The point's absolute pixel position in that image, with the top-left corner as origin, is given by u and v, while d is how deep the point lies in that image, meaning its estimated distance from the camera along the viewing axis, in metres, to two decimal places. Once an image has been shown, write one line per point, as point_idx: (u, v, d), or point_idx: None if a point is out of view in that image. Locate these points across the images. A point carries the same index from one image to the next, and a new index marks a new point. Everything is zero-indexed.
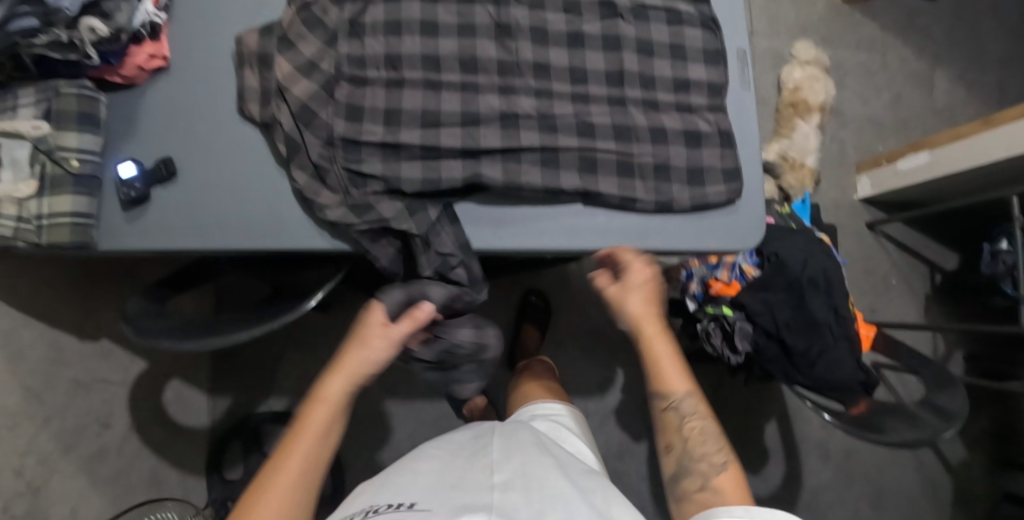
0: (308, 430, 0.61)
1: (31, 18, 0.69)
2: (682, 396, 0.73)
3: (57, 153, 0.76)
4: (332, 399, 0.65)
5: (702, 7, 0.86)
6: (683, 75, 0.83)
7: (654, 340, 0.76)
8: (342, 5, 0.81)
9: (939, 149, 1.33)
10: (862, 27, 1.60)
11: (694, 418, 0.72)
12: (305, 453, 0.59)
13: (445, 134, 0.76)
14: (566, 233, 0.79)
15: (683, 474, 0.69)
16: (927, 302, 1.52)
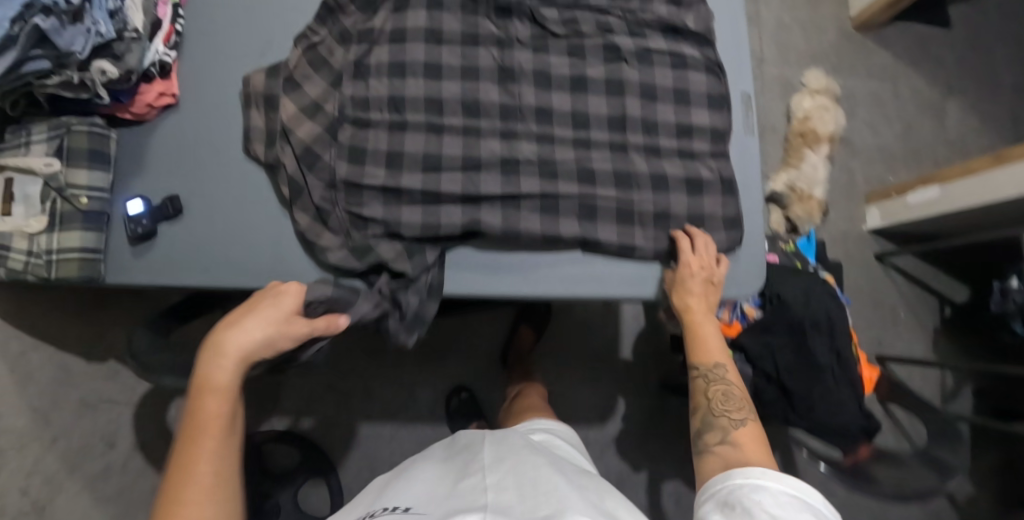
0: (209, 426, 0.58)
1: (43, 60, 0.70)
2: (715, 368, 0.76)
3: (68, 190, 0.78)
4: (226, 386, 0.61)
5: (706, 52, 0.86)
6: (686, 120, 0.83)
7: (702, 314, 0.77)
8: (348, 46, 0.82)
9: (949, 184, 1.31)
10: (874, 56, 1.58)
11: (722, 384, 0.74)
12: (213, 449, 0.57)
13: (446, 180, 0.76)
14: (563, 281, 0.79)
15: (704, 430, 0.72)
16: (936, 336, 1.50)
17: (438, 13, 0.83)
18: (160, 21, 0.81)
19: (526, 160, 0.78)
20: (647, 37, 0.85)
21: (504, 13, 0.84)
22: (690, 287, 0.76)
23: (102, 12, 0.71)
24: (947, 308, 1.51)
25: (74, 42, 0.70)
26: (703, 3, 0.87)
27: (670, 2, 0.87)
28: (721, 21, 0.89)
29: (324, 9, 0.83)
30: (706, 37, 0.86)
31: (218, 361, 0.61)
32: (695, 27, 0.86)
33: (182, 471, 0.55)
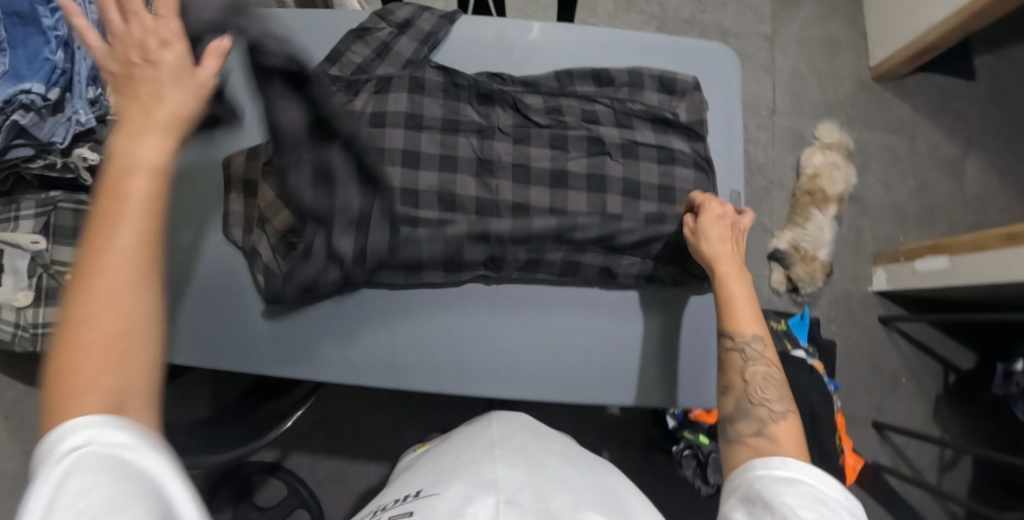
0: (118, 221, 0.41)
1: (26, 148, 0.73)
2: (750, 338, 0.63)
3: (53, 267, 0.81)
4: (146, 170, 0.43)
5: (697, 146, 0.82)
6: (670, 220, 0.80)
7: (734, 274, 0.68)
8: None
9: (959, 256, 1.26)
10: (892, 109, 1.52)
11: (761, 362, 0.62)
12: (124, 257, 0.40)
13: (428, 272, 0.78)
14: (533, 358, 0.80)
15: (737, 414, 0.59)
16: (939, 406, 1.43)
17: (420, 97, 0.80)
18: None
19: (512, 257, 0.79)
20: (635, 128, 0.81)
21: (486, 99, 0.81)
22: (712, 248, 0.71)
23: (80, 100, 0.73)
24: (953, 375, 1.44)
25: (55, 132, 0.72)
26: (697, 91, 0.83)
27: (663, 89, 0.83)
28: (713, 110, 0.86)
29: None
30: (698, 131, 0.82)
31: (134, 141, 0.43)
32: (686, 119, 0.83)
33: (87, 282, 0.39)
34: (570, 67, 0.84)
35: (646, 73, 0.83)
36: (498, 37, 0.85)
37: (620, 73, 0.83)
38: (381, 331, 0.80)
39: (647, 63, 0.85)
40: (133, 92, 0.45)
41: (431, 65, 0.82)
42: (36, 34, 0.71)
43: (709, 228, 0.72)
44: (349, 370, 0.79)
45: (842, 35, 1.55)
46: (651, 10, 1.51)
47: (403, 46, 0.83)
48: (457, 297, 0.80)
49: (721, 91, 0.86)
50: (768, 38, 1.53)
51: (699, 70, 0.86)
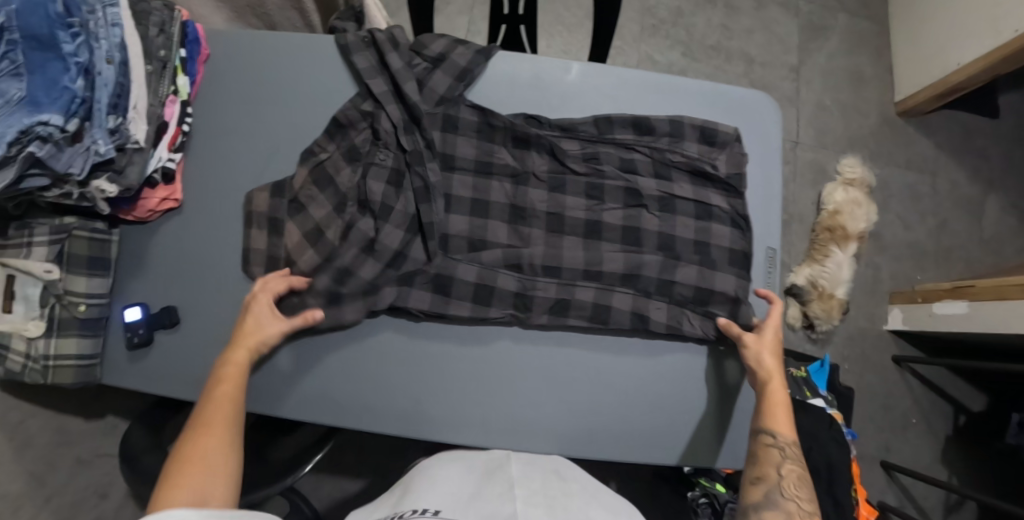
0: (221, 400, 0.63)
1: (42, 178, 0.70)
2: (787, 441, 0.66)
3: (66, 297, 0.77)
4: (240, 361, 0.67)
5: (734, 203, 0.80)
6: (708, 285, 0.78)
7: (778, 383, 0.71)
8: (355, 164, 0.78)
9: (978, 303, 1.24)
10: (915, 146, 1.50)
11: (796, 463, 0.65)
12: (223, 418, 0.61)
13: (454, 302, 0.76)
14: (552, 405, 0.78)
15: (766, 504, 0.61)
16: (947, 447, 1.43)
17: (453, 137, 0.78)
18: (166, 122, 0.79)
19: (542, 296, 0.77)
20: (674, 181, 0.79)
21: (522, 143, 0.78)
22: (766, 360, 0.72)
23: (100, 131, 0.70)
24: (962, 417, 1.43)
25: (73, 163, 0.70)
26: (738, 142, 0.81)
27: (703, 140, 0.80)
28: (752, 162, 0.84)
29: (334, 125, 0.77)
30: (736, 186, 0.80)
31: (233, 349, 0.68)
32: (725, 172, 0.80)
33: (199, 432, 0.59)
34: (609, 112, 0.80)
35: (688, 122, 0.80)
36: (536, 77, 0.80)
37: (660, 122, 0.80)
38: (400, 377, 0.77)
39: (687, 111, 0.82)
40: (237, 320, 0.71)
41: (467, 103, 0.78)
42: (54, 59, 0.66)
43: (766, 333, 0.74)
44: (365, 411, 0.76)
45: (869, 69, 1.53)
46: (677, 35, 1.50)
47: (437, 80, 0.78)
48: (487, 330, 0.78)
49: (760, 141, 0.84)
50: (795, 69, 1.51)
51: (740, 119, 0.84)
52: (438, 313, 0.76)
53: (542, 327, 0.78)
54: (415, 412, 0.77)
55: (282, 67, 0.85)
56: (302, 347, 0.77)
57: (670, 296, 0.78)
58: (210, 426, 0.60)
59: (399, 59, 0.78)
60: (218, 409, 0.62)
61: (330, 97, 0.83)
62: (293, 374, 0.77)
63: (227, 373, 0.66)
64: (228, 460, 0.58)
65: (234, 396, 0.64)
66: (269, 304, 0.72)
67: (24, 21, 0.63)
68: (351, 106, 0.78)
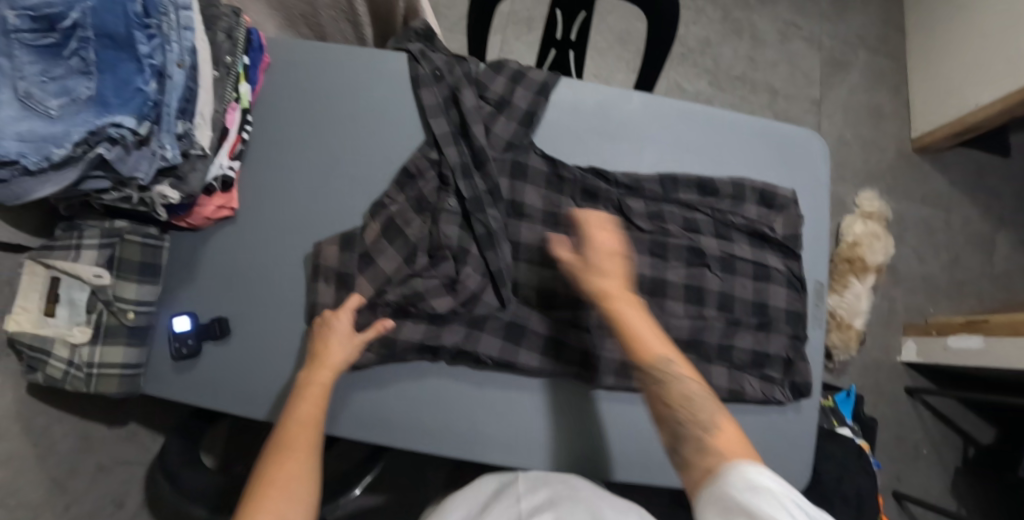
0: (304, 426, 0.61)
1: (104, 180, 0.70)
2: (665, 363, 0.62)
3: (115, 304, 0.75)
4: (323, 386, 0.66)
5: (790, 264, 0.83)
6: (763, 349, 0.81)
7: (620, 303, 0.66)
8: (424, 215, 0.77)
9: (993, 337, 1.25)
10: (930, 182, 1.55)
11: (682, 380, 0.61)
12: (307, 445, 0.59)
13: (524, 352, 0.75)
14: (611, 430, 0.75)
15: (677, 443, 0.58)
16: (956, 478, 1.45)
17: (524, 165, 0.77)
18: (227, 129, 0.78)
19: (608, 356, 0.75)
20: (733, 241, 0.81)
21: (591, 196, 0.78)
22: (594, 281, 0.68)
23: (168, 135, 0.69)
24: (971, 448, 1.46)
25: (138, 167, 0.69)
26: (795, 205, 0.83)
27: (762, 203, 0.83)
28: (807, 223, 0.85)
29: (403, 175, 0.76)
30: (794, 249, 0.82)
31: (319, 370, 0.67)
32: (781, 234, 0.82)
33: (282, 459, 0.57)
34: (673, 170, 0.81)
35: (749, 185, 0.82)
36: (605, 118, 0.81)
37: (723, 184, 0.81)
38: (454, 399, 0.74)
39: (747, 171, 0.84)
40: (313, 345, 0.71)
41: (537, 152, 0.78)
42: (128, 60, 0.65)
43: (592, 252, 0.70)
44: (422, 441, 0.74)
45: (886, 105, 1.58)
46: (705, 65, 1.53)
47: (502, 126, 0.78)
48: (547, 380, 0.76)
49: (814, 203, 0.86)
50: (816, 102, 1.55)
51: (796, 181, 0.85)
52: (506, 362, 0.74)
53: (608, 390, 0.75)
54: (471, 435, 0.74)
55: (343, 85, 0.83)
56: (353, 380, 0.75)
57: (729, 361, 0.80)
58: (292, 452, 0.58)
59: (472, 96, 0.78)
60: (300, 435, 0.60)
61: (388, 114, 0.81)
62: (353, 406, 0.74)
63: (309, 394, 0.65)
64: (307, 486, 0.56)
65: (316, 421, 0.62)
66: (350, 322, 0.71)
67: (100, 19, 0.62)
68: (419, 155, 0.77)
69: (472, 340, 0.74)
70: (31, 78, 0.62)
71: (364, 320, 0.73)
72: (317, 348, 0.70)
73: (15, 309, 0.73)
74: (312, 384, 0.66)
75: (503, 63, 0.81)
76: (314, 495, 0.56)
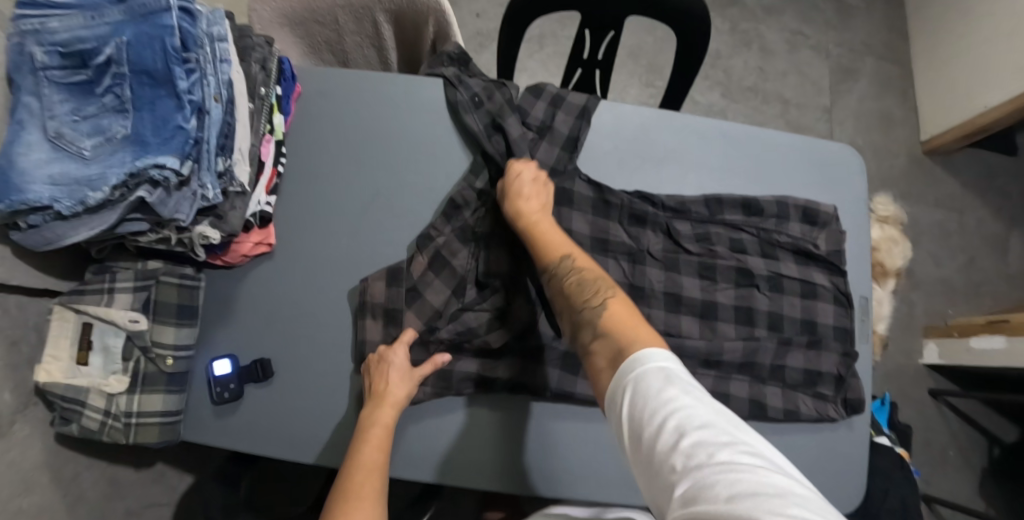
0: (369, 471, 0.58)
1: (141, 223, 0.67)
2: (563, 262, 0.65)
3: (154, 349, 0.73)
4: (385, 426, 0.63)
5: (837, 281, 0.82)
6: (815, 367, 0.80)
7: (529, 214, 0.69)
8: (470, 245, 0.75)
9: (1016, 337, 1.26)
10: (941, 185, 1.56)
11: (580, 274, 0.64)
12: (373, 491, 0.57)
13: (581, 382, 0.72)
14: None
15: (580, 333, 0.60)
16: (983, 478, 1.46)
17: (569, 191, 0.76)
18: (263, 163, 0.76)
19: None
20: (779, 260, 0.81)
21: (638, 220, 0.77)
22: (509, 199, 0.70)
23: (209, 173, 0.67)
24: (996, 448, 1.46)
25: (180, 209, 0.66)
26: (837, 221, 0.83)
27: (805, 220, 0.82)
28: (848, 238, 0.85)
29: (449, 206, 0.75)
30: (839, 265, 0.82)
31: (381, 408, 0.65)
32: (826, 250, 0.82)
33: (348, 506, 0.54)
34: (717, 191, 0.81)
35: (792, 203, 0.82)
36: (648, 141, 0.80)
37: (768, 203, 0.81)
38: (512, 433, 0.72)
39: (788, 189, 0.83)
40: (370, 380, 0.68)
41: (583, 177, 0.77)
42: (166, 96, 0.63)
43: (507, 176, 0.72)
44: (482, 479, 0.71)
45: (895, 110, 1.59)
46: (716, 76, 1.54)
47: (545, 152, 0.77)
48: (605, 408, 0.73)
49: (853, 217, 0.86)
50: (827, 110, 1.57)
51: (836, 197, 0.85)
52: (564, 394, 0.72)
53: None
54: (533, 470, 0.71)
55: (377, 115, 0.81)
56: (406, 420, 0.72)
57: (782, 380, 0.79)
58: (359, 499, 0.55)
59: (513, 124, 0.77)
60: (365, 480, 0.57)
61: (426, 143, 0.79)
62: (409, 445, 0.71)
63: (372, 436, 0.62)
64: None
65: (379, 466, 0.59)
66: (406, 358, 0.69)
67: (135, 54, 0.61)
68: (463, 184, 0.76)
69: (527, 371, 0.72)
70: (62, 117, 0.62)
71: (417, 357, 0.72)
72: (375, 385, 0.67)
73: (46, 359, 0.70)
74: (375, 425, 0.64)
75: (541, 87, 0.81)
76: None
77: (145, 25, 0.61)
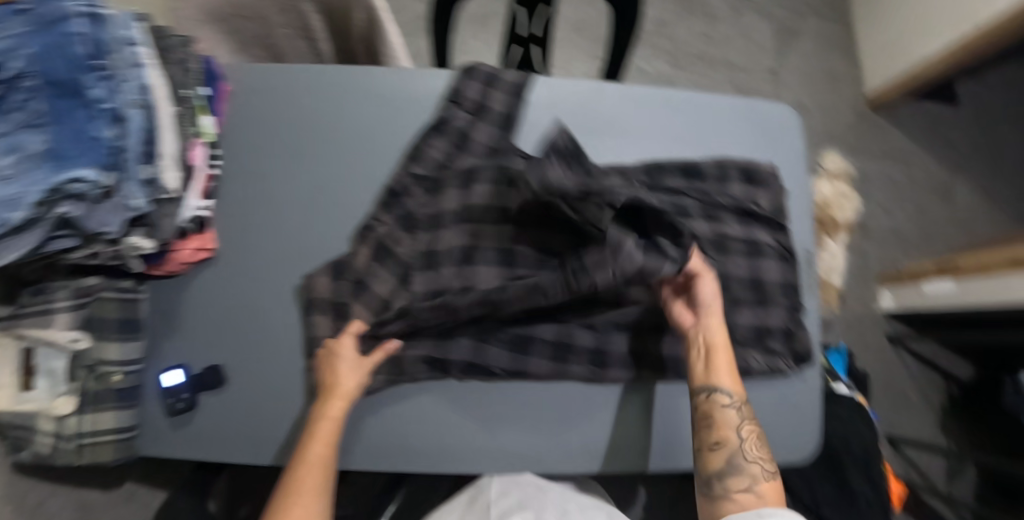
0: (314, 467, 0.60)
1: (70, 238, 0.64)
2: (741, 402, 0.67)
3: (98, 367, 0.71)
4: (334, 419, 0.64)
5: (780, 238, 0.84)
6: (764, 323, 0.82)
7: (721, 340, 0.69)
8: (414, 232, 0.74)
9: (963, 280, 1.31)
10: (887, 137, 1.60)
11: (750, 422, 0.67)
12: (316, 487, 0.59)
13: (534, 360, 0.73)
14: (629, 422, 0.74)
15: (728, 471, 0.64)
16: (943, 417, 1.52)
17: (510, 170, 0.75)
18: (193, 167, 0.74)
19: (619, 353, 0.74)
20: (723, 221, 0.82)
21: None
22: (712, 313, 0.69)
23: (135, 183, 0.65)
24: (953, 386, 1.52)
25: (107, 222, 0.64)
26: (777, 179, 0.84)
27: (746, 180, 0.83)
28: (790, 195, 0.87)
29: (388, 195, 0.74)
30: (781, 222, 0.84)
31: (331, 402, 0.65)
32: (767, 208, 0.83)
33: (290, 503, 0.58)
34: (657, 158, 0.81)
35: (731, 165, 0.83)
36: (587, 114, 0.80)
37: (707, 165, 0.82)
38: (469, 415, 0.73)
39: (728, 150, 0.85)
40: (322, 372, 0.69)
41: (521, 154, 0.76)
42: (80, 107, 0.60)
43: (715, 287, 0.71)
44: (442, 462, 0.72)
45: (839, 67, 1.62)
46: (662, 45, 1.54)
47: (482, 132, 0.77)
48: (560, 381, 0.74)
49: (793, 173, 0.87)
50: (772, 71, 1.59)
51: (776, 155, 0.87)
52: (518, 371, 0.72)
53: (623, 387, 0.75)
54: (491, 447, 0.72)
55: (311, 108, 0.80)
56: (364, 412, 0.72)
57: (732, 339, 0.80)
58: (301, 495, 0.58)
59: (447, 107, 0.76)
60: (309, 477, 0.60)
61: (362, 133, 0.78)
62: (369, 435, 0.72)
63: (321, 430, 0.63)
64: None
65: (325, 461, 0.61)
66: (355, 349, 0.69)
67: (44, 65, 0.58)
68: (401, 172, 0.75)
69: (480, 352, 0.72)
70: None
71: (366, 348, 0.72)
72: (326, 378, 0.67)
73: None
74: (323, 418, 0.64)
75: (475, 67, 0.78)
76: None
77: (52, 35, 0.59)
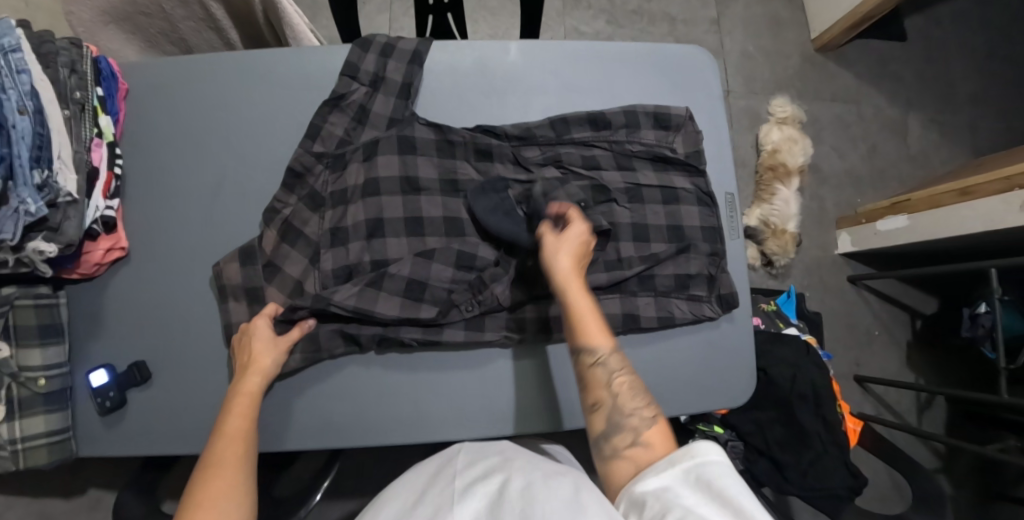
0: (234, 439, 0.60)
1: None
2: (608, 351, 0.61)
3: (22, 374, 0.71)
4: (253, 393, 0.65)
5: (698, 181, 0.82)
6: (684, 271, 0.80)
7: (578, 289, 0.63)
8: (321, 211, 0.74)
9: (917, 214, 1.30)
10: (837, 80, 1.58)
11: (622, 371, 0.60)
12: (237, 456, 0.59)
13: (448, 329, 0.73)
14: (556, 379, 0.75)
15: (610, 430, 0.57)
16: (910, 352, 1.52)
17: (411, 142, 0.75)
18: (96, 168, 0.73)
19: (532, 315, 0.75)
20: (637, 170, 0.81)
21: (485, 155, 0.77)
22: (560, 260, 0.64)
23: (26, 188, 0.65)
24: (917, 321, 1.53)
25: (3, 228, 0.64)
26: (691, 122, 0.82)
27: (658, 125, 0.82)
28: (708, 139, 0.85)
29: (290, 176, 0.73)
30: (698, 166, 0.82)
31: (245, 377, 0.66)
32: (683, 153, 0.82)
33: (210, 472, 0.57)
34: (562, 113, 0.80)
35: (641, 111, 0.81)
36: (487, 76, 0.79)
37: (615, 115, 0.80)
38: (390, 387, 0.73)
39: (638, 98, 0.83)
40: (237, 352, 0.70)
41: (421, 121, 0.76)
42: None
43: (564, 235, 0.67)
44: (370, 436, 0.73)
45: (784, 12, 1.60)
46: (600, 4, 1.52)
47: (381, 103, 0.75)
48: (476, 347, 0.75)
49: (709, 116, 0.86)
50: (715, 21, 1.56)
51: (690, 98, 0.85)
52: (432, 340, 0.73)
53: (541, 347, 0.75)
54: (415, 417, 0.73)
55: (208, 95, 0.79)
56: (286, 394, 0.73)
57: (654, 289, 0.80)
58: (222, 466, 0.57)
59: (342, 82, 0.75)
60: (230, 446, 0.59)
61: (263, 115, 0.78)
62: (291, 417, 0.73)
63: (238, 405, 0.64)
64: (238, 498, 0.56)
65: (245, 433, 0.61)
66: (269, 329, 0.70)
67: None
68: (301, 151, 0.73)
69: (393, 327, 0.73)
70: None
71: (282, 330, 0.72)
72: (242, 359, 0.68)
73: None
74: (241, 394, 0.65)
75: (369, 39, 0.77)
76: (247, 506, 0.56)
77: None
